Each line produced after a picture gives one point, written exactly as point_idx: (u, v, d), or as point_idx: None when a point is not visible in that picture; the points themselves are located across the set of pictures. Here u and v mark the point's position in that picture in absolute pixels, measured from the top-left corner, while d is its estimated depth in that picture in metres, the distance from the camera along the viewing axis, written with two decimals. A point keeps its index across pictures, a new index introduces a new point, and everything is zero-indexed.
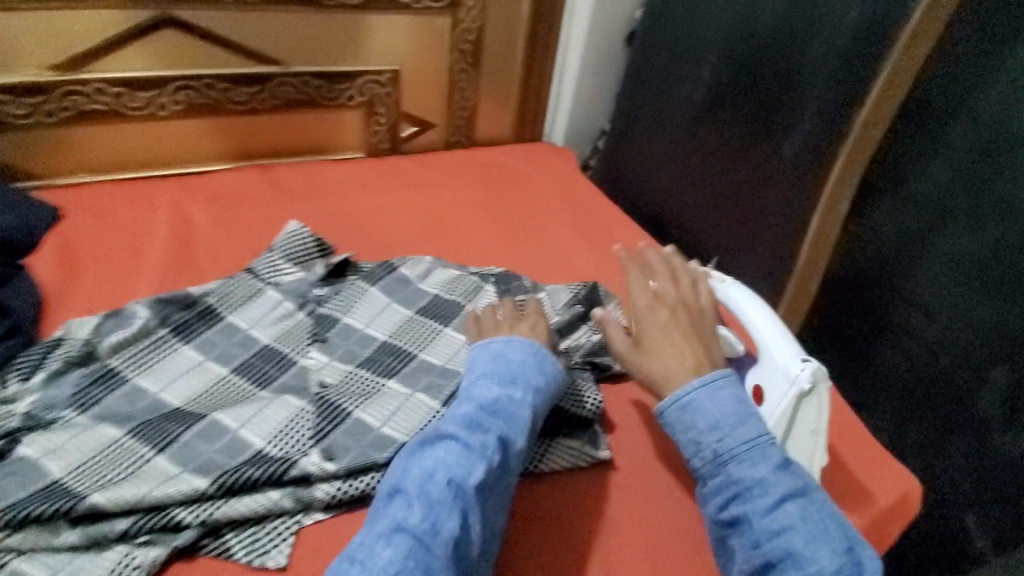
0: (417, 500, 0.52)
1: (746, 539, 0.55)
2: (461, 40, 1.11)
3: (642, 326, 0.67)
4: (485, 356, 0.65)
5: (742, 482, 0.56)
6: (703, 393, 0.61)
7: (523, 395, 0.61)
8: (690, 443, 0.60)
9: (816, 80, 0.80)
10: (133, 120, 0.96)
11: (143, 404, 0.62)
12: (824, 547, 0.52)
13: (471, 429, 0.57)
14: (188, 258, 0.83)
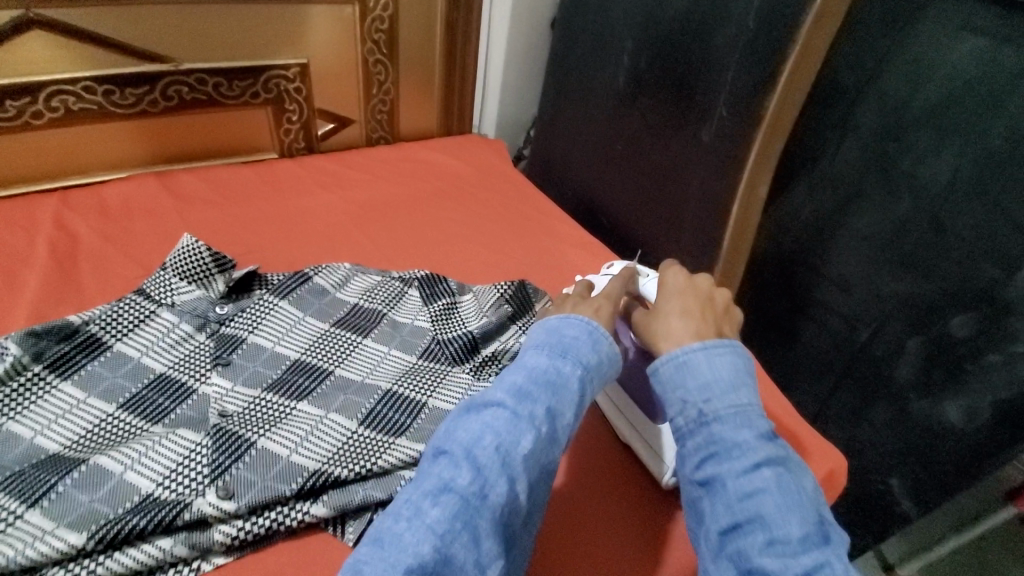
0: (464, 460, 0.46)
1: (716, 500, 0.46)
2: (374, 30, 1.05)
3: (667, 294, 0.59)
4: (540, 332, 0.57)
5: (721, 442, 0.47)
6: (700, 355, 0.51)
7: (575, 371, 0.53)
8: (673, 402, 0.51)
9: (728, 62, 0.74)
10: (2, 131, 0.85)
11: (14, 453, 0.56)
12: (797, 515, 0.43)
13: (520, 397, 0.50)
14: (74, 282, 0.76)
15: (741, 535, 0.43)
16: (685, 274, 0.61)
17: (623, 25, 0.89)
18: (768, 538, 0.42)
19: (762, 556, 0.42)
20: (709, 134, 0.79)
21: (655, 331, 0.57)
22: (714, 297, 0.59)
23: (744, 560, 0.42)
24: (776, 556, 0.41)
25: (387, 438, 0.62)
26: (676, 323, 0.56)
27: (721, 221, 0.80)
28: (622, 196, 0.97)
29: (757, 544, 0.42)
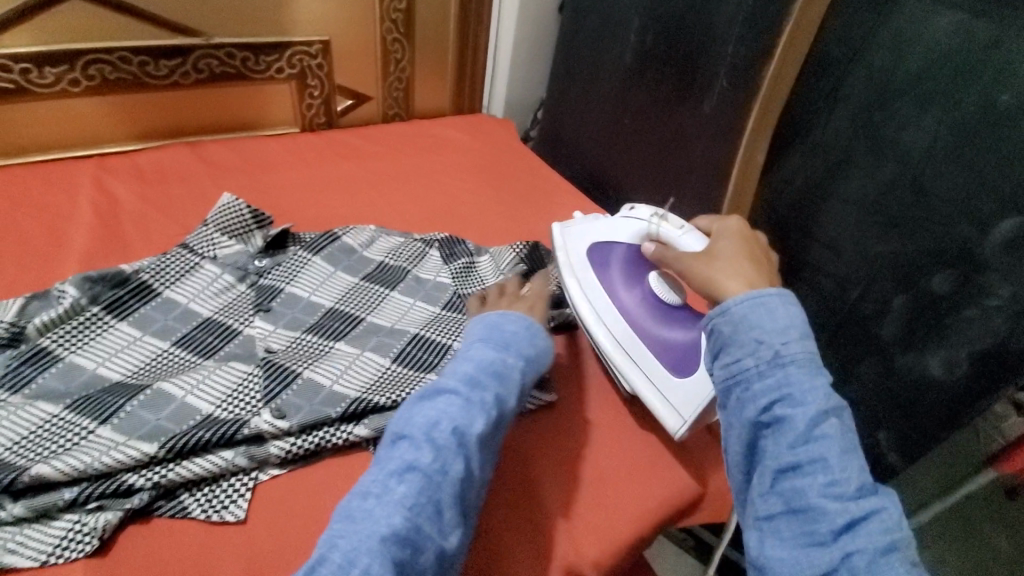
0: (425, 442, 0.51)
1: (780, 442, 0.47)
2: (392, 9, 1.10)
3: (726, 241, 0.62)
4: (479, 327, 0.63)
5: (795, 386, 0.47)
6: (778, 299, 0.50)
7: (517, 361, 0.60)
8: (745, 344, 0.49)
9: (729, 37, 0.81)
10: (42, 98, 0.90)
11: (79, 381, 0.61)
12: (856, 460, 0.46)
13: (472, 385, 0.56)
14: (119, 238, 0.81)
15: (804, 473, 0.45)
16: (741, 226, 0.64)
17: (631, 5, 0.95)
18: (830, 480, 0.45)
19: (822, 496, 0.44)
20: (711, 104, 0.85)
21: (716, 271, 0.58)
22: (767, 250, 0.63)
23: (801, 497, 0.45)
24: (833, 498, 0.44)
25: (419, 373, 0.68)
26: (739, 266, 0.58)
27: (724, 186, 0.86)
28: (628, 168, 1.03)
29: (817, 485, 0.45)
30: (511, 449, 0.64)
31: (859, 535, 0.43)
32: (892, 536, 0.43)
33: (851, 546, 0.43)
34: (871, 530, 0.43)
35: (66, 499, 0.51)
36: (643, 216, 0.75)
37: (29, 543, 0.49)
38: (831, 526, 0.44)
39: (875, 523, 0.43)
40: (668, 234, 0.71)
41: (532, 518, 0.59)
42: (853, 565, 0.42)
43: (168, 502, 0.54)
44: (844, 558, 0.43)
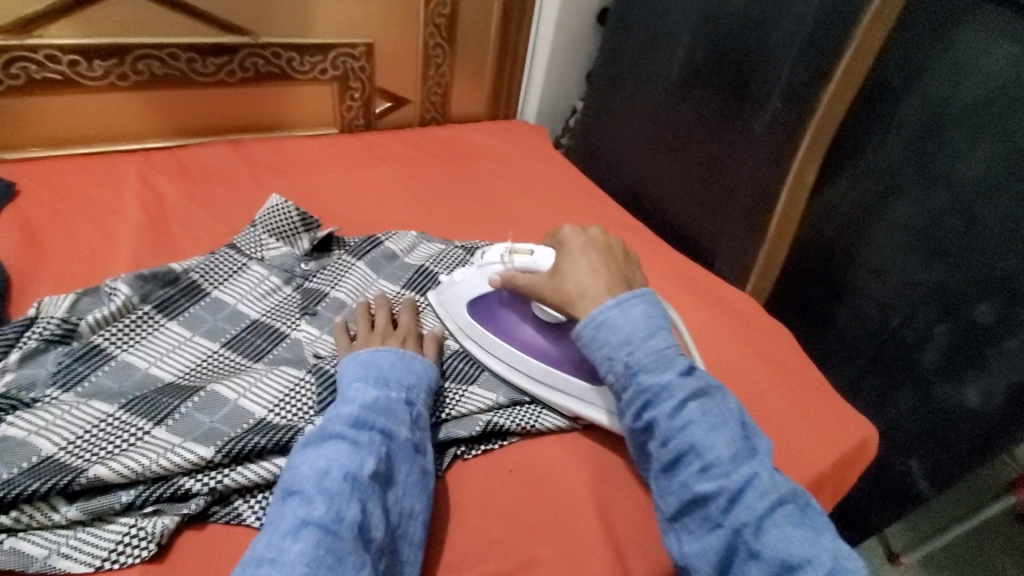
0: (316, 495, 0.49)
1: (658, 442, 0.57)
2: (436, 14, 1.11)
3: (568, 253, 0.68)
4: (353, 365, 0.61)
5: (650, 389, 0.58)
6: (615, 311, 0.61)
7: (401, 393, 0.59)
8: (601, 360, 0.61)
9: (786, 59, 0.80)
10: (90, 90, 0.90)
11: (131, 380, 0.61)
12: (723, 436, 0.55)
13: (357, 425, 0.54)
14: (166, 235, 0.81)
15: (684, 465, 0.55)
16: (578, 230, 0.70)
17: (680, 20, 0.95)
18: (704, 465, 0.54)
19: (701, 481, 0.54)
20: (762, 125, 0.84)
21: (569, 289, 0.65)
22: (608, 244, 0.70)
23: (688, 489, 0.54)
24: (712, 478, 0.53)
25: (463, 385, 0.68)
26: (584, 281, 0.65)
27: (774, 204, 0.85)
28: (667, 183, 1.02)
29: (696, 472, 0.54)
30: (554, 465, 0.63)
31: (742, 509, 0.52)
32: (770, 498, 0.52)
33: (737, 520, 0.51)
34: (751, 499, 0.52)
35: (122, 502, 0.50)
36: (495, 258, 0.74)
37: (85, 547, 0.48)
38: (717, 507, 0.52)
39: (752, 492, 0.52)
40: (524, 264, 0.71)
41: (582, 535, 0.58)
42: (744, 536, 0.51)
43: (223, 507, 0.53)
44: (737, 531, 0.51)
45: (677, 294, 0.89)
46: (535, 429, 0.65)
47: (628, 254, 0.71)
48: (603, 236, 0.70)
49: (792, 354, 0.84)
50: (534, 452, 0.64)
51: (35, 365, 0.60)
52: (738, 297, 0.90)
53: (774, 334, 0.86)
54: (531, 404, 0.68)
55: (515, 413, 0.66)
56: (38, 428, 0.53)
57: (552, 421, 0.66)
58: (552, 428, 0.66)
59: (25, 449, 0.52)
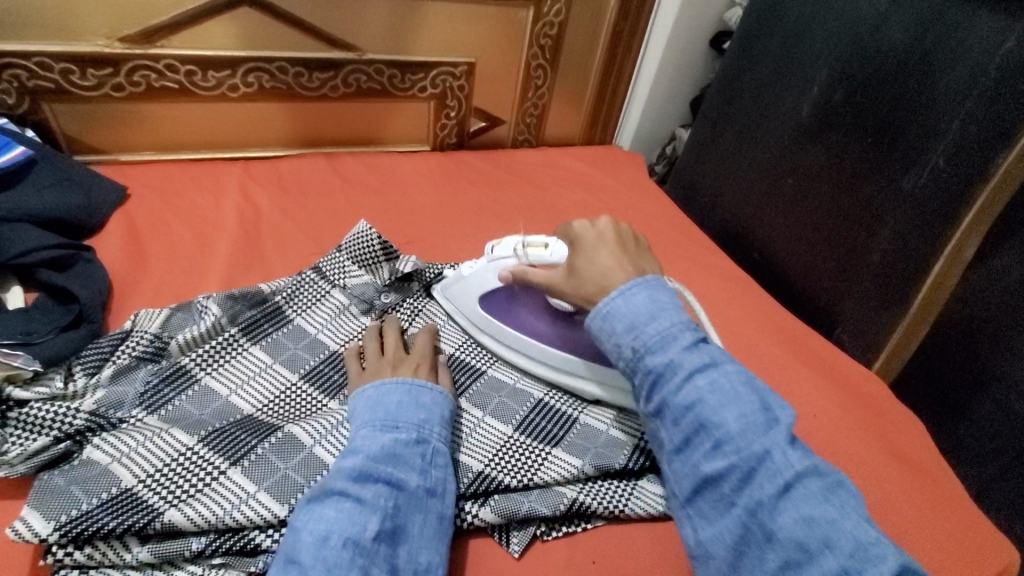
0: (314, 568, 0.43)
1: (666, 423, 0.49)
2: (542, 35, 1.05)
3: (581, 249, 0.61)
4: (360, 405, 0.56)
5: (653, 370, 0.50)
6: (617, 299, 0.53)
7: (410, 433, 0.53)
8: (608, 347, 0.54)
9: (952, 114, 0.68)
10: (202, 99, 0.92)
11: (212, 409, 0.59)
12: (734, 410, 0.47)
13: (360, 479, 0.48)
14: (257, 250, 0.80)
15: (694, 445, 0.47)
16: (587, 225, 0.64)
17: (816, 54, 0.85)
18: (714, 443, 0.46)
19: (711, 461, 0.46)
20: (911, 183, 0.73)
21: (588, 287, 0.58)
22: (619, 236, 0.62)
23: (698, 470, 0.46)
24: (723, 457, 0.46)
25: (544, 447, 0.62)
26: (603, 278, 0.57)
27: (928, 272, 0.73)
28: (779, 231, 0.92)
29: (706, 451, 0.47)
30: (640, 564, 0.55)
31: (756, 488, 0.44)
32: (787, 477, 0.43)
33: (751, 500, 0.44)
34: (766, 478, 0.44)
35: (193, 550, 0.49)
36: (507, 252, 0.68)
37: None
38: (730, 486, 0.45)
39: (765, 471, 0.44)
40: (539, 258, 0.65)
41: None
42: (760, 517, 0.43)
43: None
44: (752, 512, 0.43)
45: (784, 364, 0.79)
46: (623, 514, 0.58)
47: (640, 243, 0.63)
48: (613, 226, 0.63)
49: (921, 452, 0.71)
50: (619, 545, 0.57)
51: (125, 382, 0.59)
52: (859, 373, 0.79)
53: (904, 425, 0.74)
54: (622, 481, 0.60)
55: (603, 489, 0.59)
56: (119, 455, 0.53)
57: (642, 505, 0.58)
58: (643, 514, 0.58)
59: (107, 479, 0.52)
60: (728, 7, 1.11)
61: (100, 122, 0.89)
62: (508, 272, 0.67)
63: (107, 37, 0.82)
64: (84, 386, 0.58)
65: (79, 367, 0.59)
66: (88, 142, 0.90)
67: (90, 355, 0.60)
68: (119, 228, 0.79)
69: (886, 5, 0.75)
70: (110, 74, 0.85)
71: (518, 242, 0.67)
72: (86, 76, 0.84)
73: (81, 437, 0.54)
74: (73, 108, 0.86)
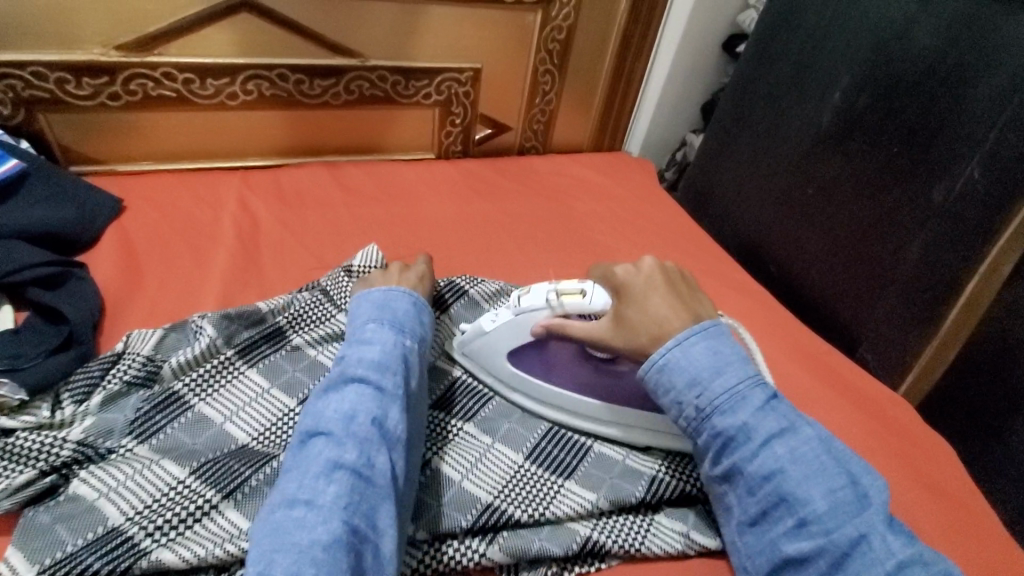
0: (346, 438, 0.47)
1: (741, 492, 0.50)
2: (550, 39, 1.02)
3: (628, 297, 0.58)
4: (367, 306, 0.60)
5: (725, 433, 0.50)
6: (676, 352, 0.53)
7: (414, 340, 0.58)
8: (669, 405, 0.54)
9: (987, 122, 0.65)
10: (200, 108, 0.89)
11: (205, 437, 0.56)
12: (818, 485, 0.47)
13: (381, 369, 0.52)
14: (255, 265, 0.77)
15: (773, 518, 0.48)
16: (631, 268, 0.61)
17: (838, 58, 0.81)
18: (798, 520, 0.47)
19: (794, 540, 0.46)
20: (944, 194, 0.69)
21: (640, 336, 0.57)
22: (667, 276, 0.60)
23: (779, 548, 0.47)
24: (808, 536, 0.46)
25: (556, 479, 0.58)
26: (660, 326, 0.56)
27: (960, 290, 0.70)
28: (798, 245, 0.89)
29: (788, 529, 0.47)
30: None
31: None
32: (887, 565, 0.43)
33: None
34: (861, 566, 0.44)
35: None
36: (539, 300, 0.62)
37: None
38: (817, 569, 0.45)
39: (861, 557, 0.44)
40: (577, 307, 0.60)
41: None
42: None
43: None
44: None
45: (805, 384, 0.75)
46: (639, 553, 0.54)
47: (687, 281, 0.62)
48: (658, 266, 0.61)
49: (954, 481, 0.67)
50: None
51: (115, 409, 0.57)
52: (884, 396, 0.75)
53: (933, 452, 0.70)
54: (638, 517, 0.57)
55: (618, 525, 0.56)
56: (107, 490, 0.51)
57: (659, 544, 0.55)
58: (660, 553, 0.55)
59: (93, 515, 0.49)
60: (741, 8, 1.08)
61: (96, 132, 0.86)
62: (543, 326, 0.62)
63: (102, 45, 0.80)
64: (73, 414, 0.55)
65: (66, 395, 0.57)
66: (84, 152, 0.88)
67: (79, 382, 0.58)
68: (113, 243, 0.77)
69: (914, 7, 0.72)
70: (106, 82, 0.82)
71: (547, 293, 0.61)
72: (81, 84, 0.81)
73: (68, 470, 0.52)
74: (67, 118, 0.84)
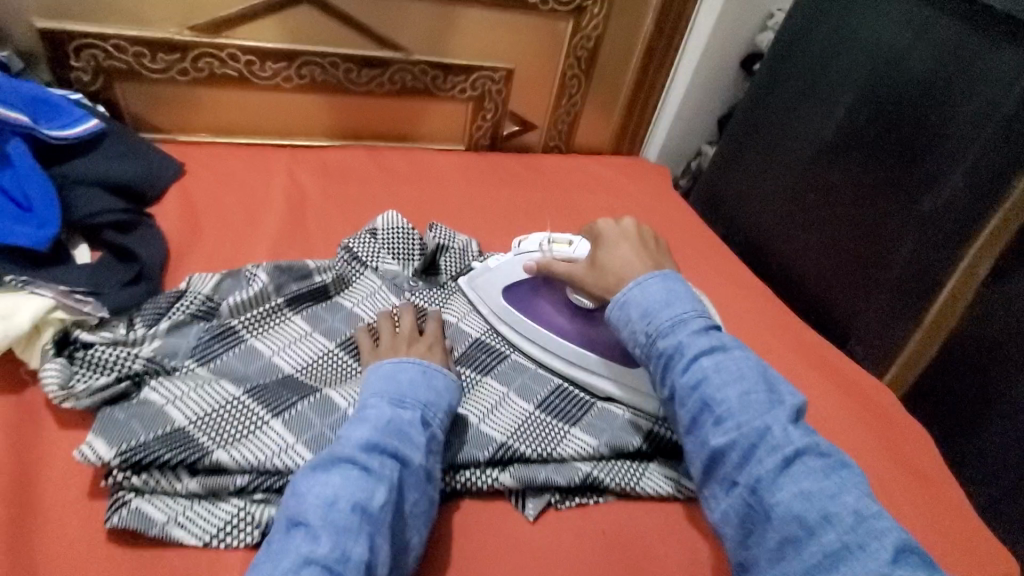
0: (322, 529, 0.46)
1: (674, 404, 0.53)
2: (579, 47, 1.11)
3: (603, 245, 0.67)
4: (375, 376, 0.58)
5: (665, 353, 0.54)
6: (633, 289, 0.58)
7: (416, 411, 0.56)
8: (627, 336, 0.58)
9: (976, 136, 0.72)
10: (258, 88, 0.98)
11: (256, 366, 0.64)
12: (737, 388, 0.50)
13: (369, 451, 0.51)
14: (301, 229, 0.86)
15: (699, 425, 0.51)
16: (610, 222, 0.68)
17: (844, 76, 0.88)
18: (716, 420, 0.50)
19: (716, 438, 0.50)
20: (932, 202, 0.76)
21: (608, 279, 0.64)
22: (639, 234, 0.67)
23: (706, 447, 0.50)
24: (725, 432, 0.49)
25: (564, 425, 0.65)
26: (621, 270, 0.63)
27: (944, 282, 0.77)
28: (799, 247, 0.95)
29: (711, 428, 0.50)
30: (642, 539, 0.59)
31: (755, 465, 0.48)
32: (786, 451, 0.47)
33: (751, 477, 0.47)
34: (764, 453, 0.48)
35: (236, 485, 0.53)
36: (533, 246, 0.75)
37: (197, 521, 0.51)
38: (732, 463, 0.49)
39: (766, 448, 0.48)
40: (562, 253, 0.72)
41: None
42: (761, 493, 0.47)
43: None
44: (752, 490, 0.47)
45: (793, 369, 0.83)
46: (635, 492, 0.62)
47: (661, 243, 0.68)
48: (635, 225, 0.68)
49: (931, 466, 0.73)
50: (630, 519, 0.61)
51: (179, 336, 0.64)
52: (869, 384, 0.82)
53: (913, 437, 0.76)
54: (634, 463, 0.64)
55: (616, 467, 0.63)
56: (173, 399, 0.58)
57: (654, 486, 0.62)
58: (651, 493, 0.62)
59: (160, 417, 0.56)
60: (758, 29, 1.16)
61: (162, 102, 0.95)
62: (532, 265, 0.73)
63: (179, 25, 0.89)
64: (143, 335, 0.63)
65: (139, 319, 0.65)
66: (150, 121, 0.97)
67: (150, 309, 0.66)
68: (176, 201, 0.85)
69: (912, 34, 0.79)
70: (177, 59, 0.91)
71: (546, 239, 0.74)
72: (155, 59, 0.90)
73: (138, 380, 0.59)
74: (139, 88, 0.93)
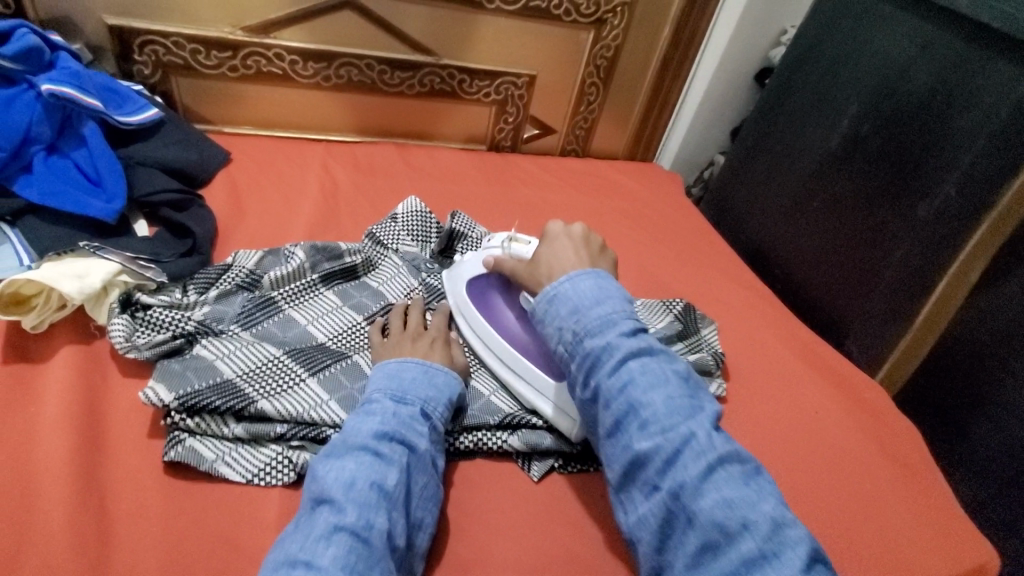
0: (345, 502, 0.49)
1: (601, 406, 0.55)
2: (598, 56, 1.17)
3: (548, 244, 0.68)
4: (379, 376, 0.62)
5: (592, 353, 0.56)
6: (565, 285, 0.60)
7: (418, 406, 0.59)
8: (552, 332, 0.59)
9: (967, 146, 0.76)
10: (299, 86, 1.06)
11: (293, 333, 0.71)
12: (662, 392, 0.53)
13: (380, 438, 0.54)
14: (334, 215, 0.93)
15: (624, 427, 0.53)
16: (561, 225, 0.70)
17: (850, 90, 0.93)
18: (641, 423, 0.52)
19: (642, 441, 0.51)
20: (927, 208, 0.81)
21: (541, 274, 0.67)
22: (586, 239, 0.69)
23: (630, 450, 0.52)
24: (648, 436, 0.51)
25: None
26: (554, 266, 0.66)
27: (935, 284, 0.82)
28: (801, 251, 1.00)
29: (636, 432, 0.52)
30: None
31: (679, 470, 0.49)
32: (709, 458, 0.49)
33: (675, 482, 0.49)
34: (688, 459, 0.49)
35: (276, 432, 0.60)
36: (496, 244, 0.78)
37: (240, 461, 0.58)
38: (654, 469, 0.50)
39: (689, 453, 0.50)
40: (518, 251, 0.75)
41: None
42: (682, 500, 0.48)
43: None
44: (674, 495, 0.49)
45: (789, 364, 0.87)
46: None
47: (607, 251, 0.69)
48: (585, 231, 0.69)
49: (918, 457, 0.77)
50: None
51: (226, 303, 0.72)
52: (860, 379, 0.86)
53: (901, 431, 0.80)
54: None
55: None
56: (221, 355, 0.65)
57: None
58: None
59: (210, 370, 0.63)
60: (772, 45, 1.21)
61: (212, 96, 1.04)
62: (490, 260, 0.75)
63: (232, 26, 0.97)
64: (195, 300, 0.71)
65: (192, 286, 0.73)
66: (200, 113, 1.05)
67: (202, 278, 0.74)
68: (223, 186, 0.93)
69: (915, 50, 0.84)
70: (229, 56, 1.00)
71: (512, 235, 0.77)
72: (209, 56, 0.99)
73: (191, 338, 0.66)
74: (192, 83, 1.01)
